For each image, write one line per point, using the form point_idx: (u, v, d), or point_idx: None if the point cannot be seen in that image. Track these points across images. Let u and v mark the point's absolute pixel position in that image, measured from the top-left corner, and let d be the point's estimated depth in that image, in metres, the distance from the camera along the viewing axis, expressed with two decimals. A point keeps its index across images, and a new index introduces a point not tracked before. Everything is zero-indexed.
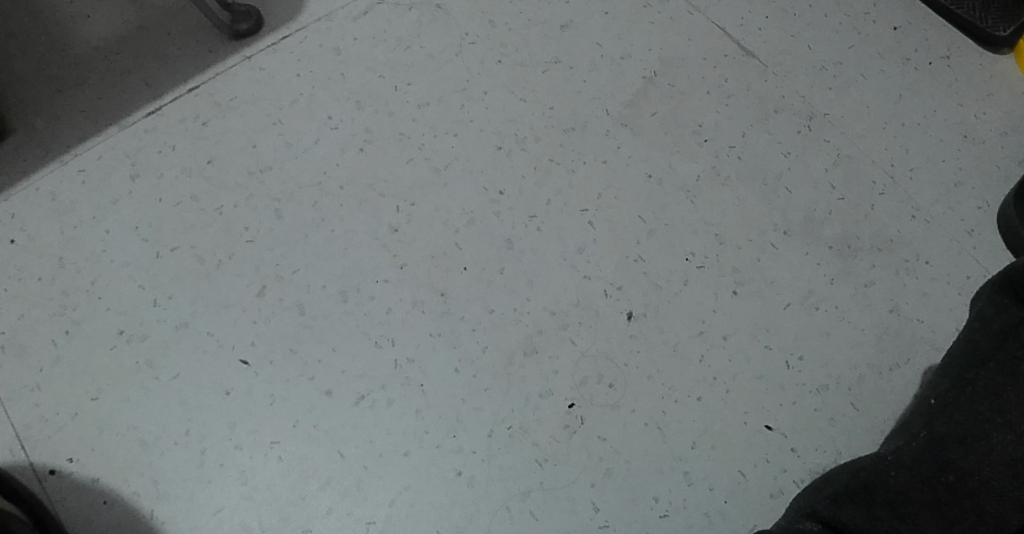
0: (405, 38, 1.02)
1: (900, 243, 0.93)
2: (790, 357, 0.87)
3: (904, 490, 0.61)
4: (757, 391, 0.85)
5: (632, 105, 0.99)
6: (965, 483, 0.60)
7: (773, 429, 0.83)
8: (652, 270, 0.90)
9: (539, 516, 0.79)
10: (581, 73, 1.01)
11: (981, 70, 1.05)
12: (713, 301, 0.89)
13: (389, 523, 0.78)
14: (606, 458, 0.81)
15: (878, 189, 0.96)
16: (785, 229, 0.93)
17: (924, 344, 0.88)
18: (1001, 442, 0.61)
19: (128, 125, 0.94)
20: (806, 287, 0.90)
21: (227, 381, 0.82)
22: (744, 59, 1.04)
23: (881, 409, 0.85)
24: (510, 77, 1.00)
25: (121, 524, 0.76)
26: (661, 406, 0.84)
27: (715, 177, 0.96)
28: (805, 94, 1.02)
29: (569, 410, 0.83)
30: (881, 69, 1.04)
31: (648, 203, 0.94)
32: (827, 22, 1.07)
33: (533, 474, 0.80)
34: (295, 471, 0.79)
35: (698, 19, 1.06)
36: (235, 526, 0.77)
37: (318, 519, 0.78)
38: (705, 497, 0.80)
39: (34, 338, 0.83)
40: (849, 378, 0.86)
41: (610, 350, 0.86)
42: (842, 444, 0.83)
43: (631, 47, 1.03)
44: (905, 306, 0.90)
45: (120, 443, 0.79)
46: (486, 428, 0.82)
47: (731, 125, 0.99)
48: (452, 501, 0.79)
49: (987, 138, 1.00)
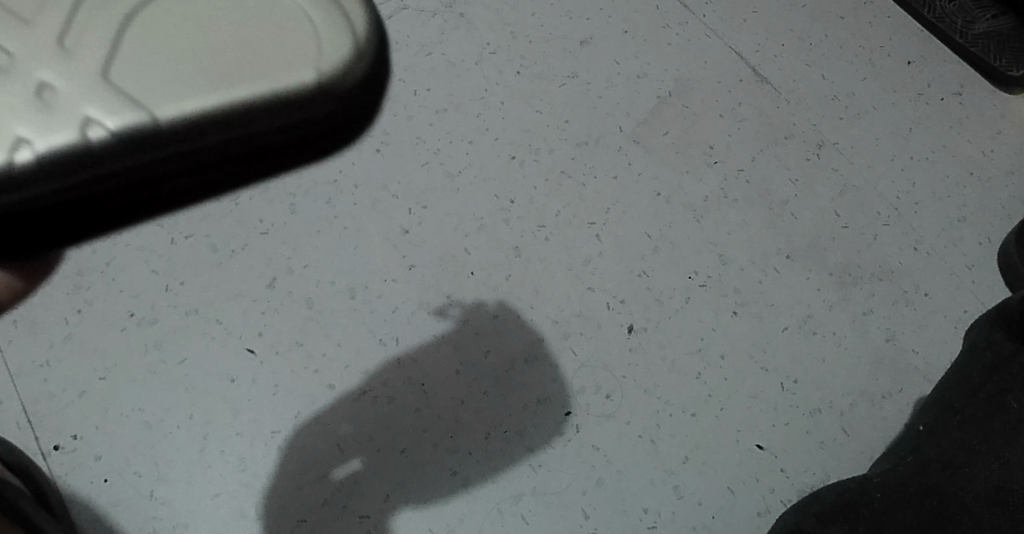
0: (428, 43, 1.03)
1: (900, 274, 0.95)
2: (786, 379, 0.88)
3: (887, 511, 0.65)
4: (752, 411, 0.86)
5: (645, 123, 1.01)
6: (948, 508, 0.62)
7: (764, 449, 0.85)
8: (655, 286, 0.92)
9: (530, 520, 0.80)
10: (598, 89, 1.03)
11: (991, 109, 1.06)
12: (713, 320, 0.90)
13: (382, 518, 0.79)
14: (599, 467, 0.83)
15: (881, 220, 0.98)
16: (787, 254, 0.95)
17: (917, 375, 0.90)
18: (985, 471, 0.63)
19: None
20: (805, 311, 0.92)
21: (233, 368, 0.84)
22: (758, 85, 1.05)
23: (869, 435, 0.87)
24: (529, 89, 1.02)
25: (120, 502, 0.78)
26: (656, 419, 0.85)
27: (723, 199, 0.97)
28: (816, 123, 1.03)
29: (565, 417, 0.85)
30: (892, 103, 1.06)
31: (655, 220, 0.95)
32: (843, 53, 1.09)
33: (527, 478, 0.82)
34: (294, 461, 0.81)
35: (716, 43, 1.08)
36: (231, 511, 0.79)
37: (314, 510, 0.79)
38: (694, 512, 0.82)
39: (47, 316, 0.84)
40: (842, 403, 0.87)
41: (609, 362, 0.87)
42: (830, 467, 0.85)
43: (648, 67, 1.05)
44: (902, 336, 0.91)
45: (125, 422, 0.81)
46: (484, 430, 0.84)
47: (742, 149, 1.01)
48: (446, 500, 0.81)
49: (992, 177, 1.02)
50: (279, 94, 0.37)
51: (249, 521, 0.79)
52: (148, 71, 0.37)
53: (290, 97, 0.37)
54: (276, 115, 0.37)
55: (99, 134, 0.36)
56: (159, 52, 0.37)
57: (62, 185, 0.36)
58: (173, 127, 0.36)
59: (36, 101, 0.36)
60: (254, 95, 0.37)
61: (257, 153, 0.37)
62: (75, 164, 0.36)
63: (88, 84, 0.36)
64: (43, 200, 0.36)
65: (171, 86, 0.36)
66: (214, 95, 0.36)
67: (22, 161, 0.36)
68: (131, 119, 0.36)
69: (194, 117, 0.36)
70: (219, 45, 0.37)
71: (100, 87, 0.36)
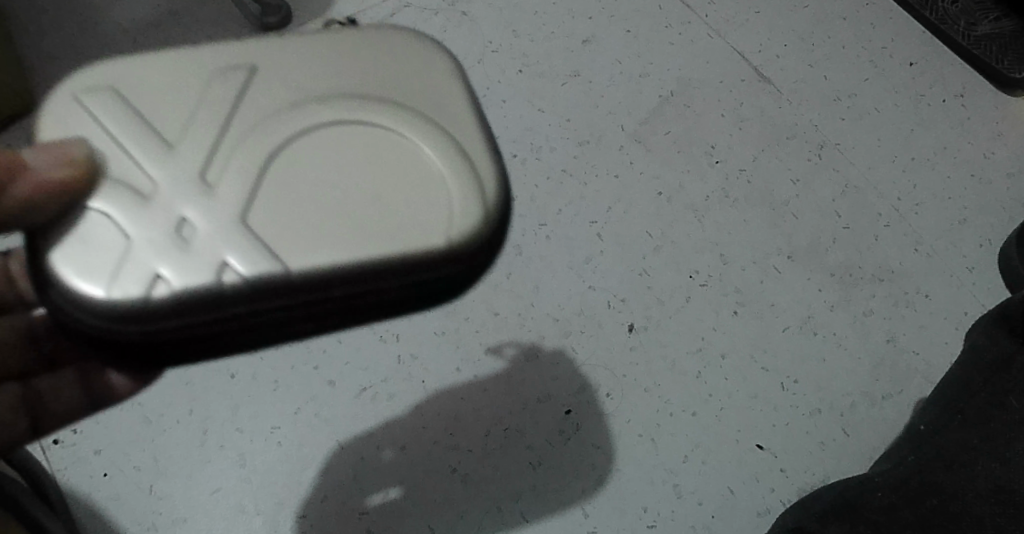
0: (430, 42, 1.04)
1: (900, 275, 0.95)
2: (786, 379, 0.88)
3: (888, 512, 0.66)
4: (752, 411, 0.86)
5: (647, 123, 1.01)
6: (948, 506, 0.63)
7: (764, 448, 0.85)
8: (655, 284, 0.92)
9: (529, 518, 0.80)
10: (600, 88, 1.03)
11: (992, 111, 1.06)
12: (713, 320, 0.90)
13: (381, 515, 0.79)
14: (598, 465, 0.83)
15: (882, 222, 0.98)
16: (788, 254, 0.95)
17: (918, 376, 0.89)
18: (986, 470, 0.63)
19: None
20: (806, 312, 0.92)
21: (233, 364, 0.84)
22: (760, 85, 1.05)
23: (871, 436, 0.86)
24: (531, 87, 1.02)
25: (119, 496, 0.79)
26: (657, 418, 0.85)
27: (724, 199, 0.97)
28: (818, 123, 1.03)
29: (565, 416, 0.85)
30: (894, 104, 1.06)
31: (656, 219, 0.95)
32: (844, 54, 1.09)
33: (526, 476, 0.82)
34: (293, 458, 0.81)
35: (718, 43, 1.08)
36: (230, 507, 0.79)
37: (312, 507, 0.79)
38: (693, 511, 0.82)
39: None
40: (843, 403, 0.87)
41: (609, 361, 0.87)
42: (830, 467, 0.85)
43: (650, 66, 1.05)
44: (903, 337, 0.91)
45: (124, 417, 0.81)
46: (484, 428, 0.83)
47: (743, 149, 1.01)
48: (445, 497, 0.80)
49: (994, 179, 1.02)
50: (402, 260, 0.47)
51: (247, 516, 0.79)
52: (286, 226, 0.47)
53: (403, 255, 0.47)
54: (397, 278, 0.47)
55: (235, 280, 0.46)
56: (296, 211, 0.47)
57: (200, 321, 0.46)
58: (302, 277, 0.46)
59: (190, 248, 0.46)
60: (371, 253, 0.47)
61: (359, 297, 0.47)
62: (214, 302, 0.46)
63: (241, 238, 0.46)
64: (186, 327, 0.46)
65: (313, 245, 0.46)
66: (339, 253, 0.46)
67: (166, 294, 0.45)
68: (269, 269, 0.46)
69: (319, 272, 0.46)
70: (358, 212, 0.47)
71: (243, 236, 0.47)
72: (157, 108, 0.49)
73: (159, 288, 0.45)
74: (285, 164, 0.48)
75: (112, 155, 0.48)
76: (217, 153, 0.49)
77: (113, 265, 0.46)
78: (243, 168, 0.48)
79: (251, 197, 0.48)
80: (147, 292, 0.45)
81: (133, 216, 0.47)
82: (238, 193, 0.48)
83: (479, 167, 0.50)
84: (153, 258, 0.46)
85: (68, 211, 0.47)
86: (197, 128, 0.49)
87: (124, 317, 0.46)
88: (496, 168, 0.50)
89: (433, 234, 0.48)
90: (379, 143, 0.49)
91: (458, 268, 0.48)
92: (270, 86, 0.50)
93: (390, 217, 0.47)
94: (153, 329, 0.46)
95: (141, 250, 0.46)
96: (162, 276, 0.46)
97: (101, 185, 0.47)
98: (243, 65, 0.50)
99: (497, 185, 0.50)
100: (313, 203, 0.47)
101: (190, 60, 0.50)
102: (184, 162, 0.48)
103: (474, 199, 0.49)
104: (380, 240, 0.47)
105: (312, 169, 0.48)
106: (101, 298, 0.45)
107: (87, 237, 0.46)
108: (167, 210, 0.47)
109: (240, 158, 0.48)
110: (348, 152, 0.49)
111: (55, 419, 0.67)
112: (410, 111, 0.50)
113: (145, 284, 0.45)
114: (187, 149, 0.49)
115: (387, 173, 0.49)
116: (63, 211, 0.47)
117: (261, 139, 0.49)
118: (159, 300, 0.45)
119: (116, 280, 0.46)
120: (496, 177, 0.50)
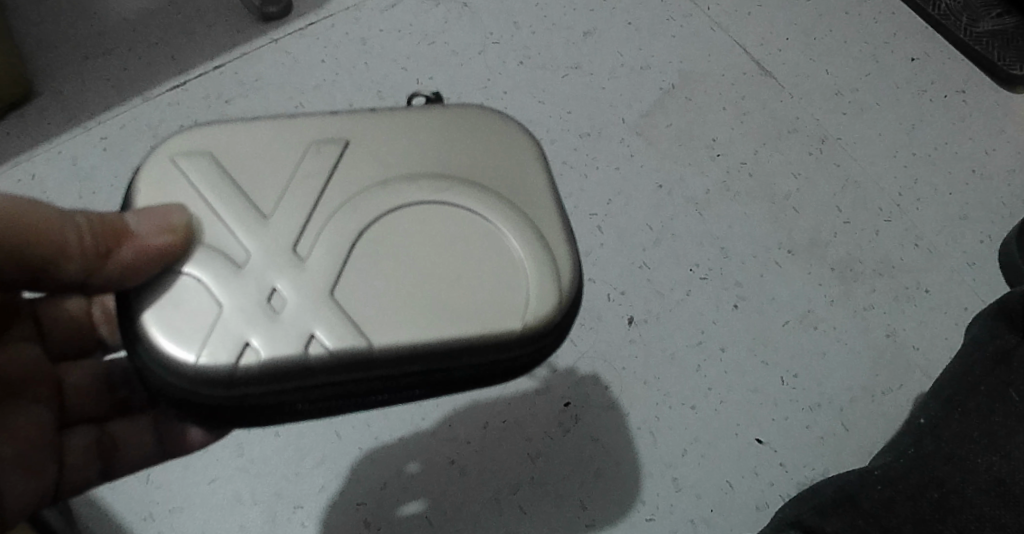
0: (431, 33, 1.04)
1: (901, 270, 0.94)
2: (786, 373, 0.88)
3: (888, 504, 0.65)
4: (751, 404, 0.86)
5: (648, 115, 1.01)
6: (949, 500, 0.63)
7: (763, 442, 0.84)
8: (655, 278, 0.91)
9: (527, 510, 0.80)
10: (601, 80, 1.03)
11: (994, 107, 1.06)
12: (713, 313, 0.90)
13: (378, 506, 0.79)
14: (597, 458, 0.83)
15: (884, 217, 0.97)
16: (789, 248, 0.94)
17: (918, 371, 0.89)
18: (986, 464, 0.64)
19: (150, 97, 0.97)
20: (806, 306, 0.91)
21: None
22: (762, 78, 1.05)
23: (871, 431, 0.86)
24: (531, 79, 1.02)
25: (116, 485, 0.79)
26: (655, 411, 0.85)
27: (725, 192, 0.97)
28: (819, 117, 1.03)
29: (564, 408, 0.84)
30: (895, 100, 1.05)
31: (656, 212, 0.95)
32: (846, 48, 1.09)
33: (525, 468, 0.82)
34: (291, 448, 0.81)
35: (719, 36, 1.08)
36: (228, 496, 0.79)
37: (310, 497, 0.79)
38: (693, 504, 0.81)
39: None
40: (842, 398, 0.87)
41: (609, 354, 0.87)
42: (830, 462, 0.84)
43: (652, 59, 1.05)
44: (903, 332, 0.91)
45: None
46: (483, 419, 0.83)
47: (744, 143, 1.00)
48: (443, 489, 0.80)
49: (995, 174, 1.01)
50: (478, 340, 0.50)
51: (245, 506, 0.78)
52: (371, 300, 0.50)
53: (476, 334, 0.50)
54: (471, 355, 0.50)
55: (322, 352, 0.49)
56: (381, 285, 0.51)
57: (282, 390, 0.49)
58: (384, 351, 0.49)
59: (278, 319, 0.50)
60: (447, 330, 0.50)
61: (434, 373, 0.50)
62: (299, 371, 0.49)
63: (328, 310, 0.50)
64: (269, 395, 0.49)
65: (394, 322, 0.50)
66: (419, 330, 0.50)
67: (255, 363, 0.48)
68: (353, 344, 0.49)
69: (400, 348, 0.49)
70: (442, 292, 0.50)
71: (331, 310, 0.50)
72: (254, 181, 0.53)
73: (248, 356, 0.48)
74: (372, 242, 0.52)
75: (208, 225, 0.52)
76: (308, 229, 0.52)
77: (206, 330, 0.49)
78: (332, 243, 0.52)
79: (339, 273, 0.51)
80: (235, 359, 0.48)
81: (226, 285, 0.50)
82: (327, 267, 0.51)
83: (557, 259, 0.53)
84: (245, 326, 0.49)
85: (167, 276, 0.51)
86: (289, 203, 0.53)
87: (212, 381, 0.48)
88: (571, 255, 0.54)
89: (509, 318, 0.51)
90: (459, 223, 0.53)
91: (529, 351, 0.52)
92: (361, 164, 0.54)
93: (467, 297, 0.51)
94: (238, 394, 0.49)
95: (232, 318, 0.49)
96: (252, 344, 0.49)
97: (198, 253, 0.51)
98: (337, 143, 0.54)
99: (571, 272, 0.53)
100: (397, 279, 0.51)
101: (288, 136, 0.54)
102: (276, 235, 0.52)
103: (549, 287, 0.52)
104: (459, 321, 0.50)
105: (396, 245, 0.52)
106: (191, 363, 0.48)
107: (181, 302, 0.50)
108: (259, 281, 0.51)
109: (330, 234, 0.52)
110: (432, 232, 0.52)
111: (129, 463, 0.68)
112: (495, 196, 0.54)
113: (236, 351, 0.49)
114: (280, 222, 0.52)
115: (468, 254, 0.52)
116: (161, 276, 0.51)
117: (352, 215, 0.52)
118: (247, 368, 0.48)
119: (207, 344, 0.49)
120: (572, 271, 0.53)
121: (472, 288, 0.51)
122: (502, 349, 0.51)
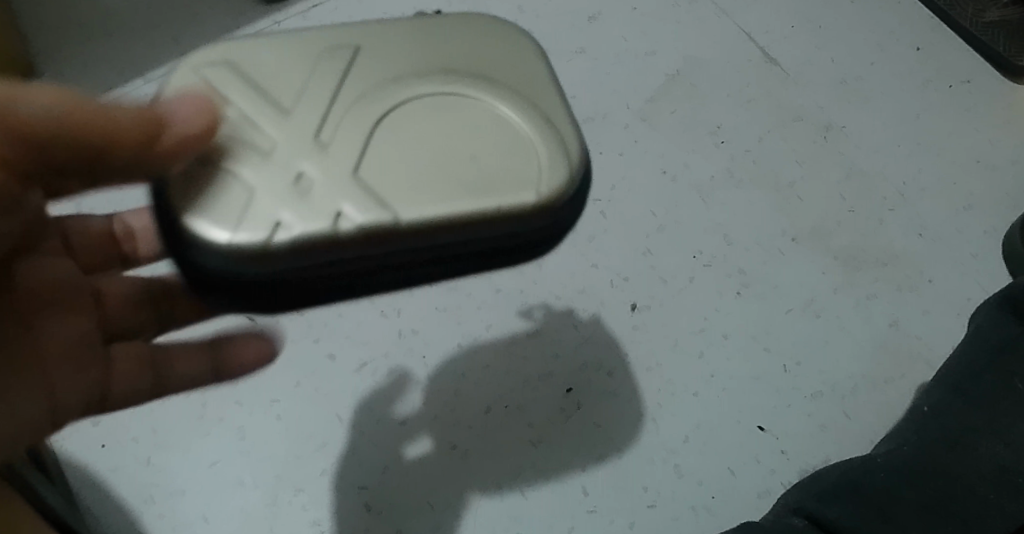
0: (435, 17, 1.03)
1: (905, 259, 0.94)
2: (789, 361, 0.88)
3: (893, 491, 0.64)
4: (753, 392, 0.86)
5: (653, 101, 1.00)
6: (955, 487, 0.64)
7: (765, 430, 0.84)
8: (659, 264, 0.91)
9: (529, 495, 0.80)
10: (606, 66, 1.02)
11: (999, 97, 1.05)
12: (717, 300, 0.90)
13: (380, 490, 0.79)
14: (599, 444, 0.82)
15: (887, 205, 0.97)
16: (793, 235, 0.94)
17: (921, 360, 0.89)
18: (990, 452, 0.65)
19: (152, 78, 0.96)
20: (809, 294, 0.91)
21: None
22: (767, 65, 1.05)
23: (872, 419, 0.86)
24: None
25: (116, 468, 0.78)
26: (658, 397, 0.85)
27: (730, 179, 0.96)
28: (824, 105, 1.03)
29: (567, 394, 0.84)
30: (900, 89, 1.05)
31: (661, 198, 0.95)
32: (852, 37, 1.08)
33: (527, 453, 0.81)
34: (293, 432, 0.81)
35: (724, 23, 1.07)
36: (228, 479, 0.78)
37: (312, 480, 0.79)
38: (694, 491, 0.81)
39: None
40: (844, 386, 0.87)
41: (612, 340, 0.87)
42: (831, 450, 0.84)
43: (657, 45, 1.04)
44: (905, 321, 0.91)
45: None
46: (485, 404, 0.83)
47: (749, 129, 1.00)
48: (444, 473, 0.80)
49: (999, 165, 1.01)
50: (498, 215, 0.48)
51: (246, 489, 0.78)
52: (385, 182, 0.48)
53: (495, 214, 0.48)
54: (490, 230, 0.48)
55: (340, 229, 0.47)
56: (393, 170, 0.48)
57: (303, 270, 0.47)
58: (404, 228, 0.47)
59: (295, 196, 0.47)
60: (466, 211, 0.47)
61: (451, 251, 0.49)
62: (319, 247, 0.47)
63: (343, 189, 0.47)
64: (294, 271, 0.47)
65: (414, 197, 0.47)
66: (438, 208, 0.47)
67: (276, 241, 0.46)
68: (373, 217, 0.47)
69: (419, 223, 0.47)
70: (458, 174, 0.48)
71: (344, 190, 0.47)
72: (267, 74, 0.50)
73: (273, 234, 0.46)
74: (383, 130, 0.49)
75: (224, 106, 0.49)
76: (315, 116, 0.49)
77: (232, 211, 0.46)
78: (343, 130, 0.49)
79: (351, 158, 0.48)
80: (265, 236, 0.46)
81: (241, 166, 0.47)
82: (338, 153, 0.48)
83: (565, 140, 0.50)
84: (270, 206, 0.47)
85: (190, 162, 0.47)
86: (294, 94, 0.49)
87: (243, 257, 0.46)
88: (578, 136, 0.51)
89: (525, 192, 0.48)
90: (469, 109, 0.50)
91: (545, 224, 0.50)
92: (362, 61, 0.51)
93: (485, 179, 0.48)
94: (267, 271, 0.47)
95: (254, 197, 0.47)
96: (275, 222, 0.46)
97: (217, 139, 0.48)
98: (335, 41, 0.51)
99: (580, 150, 0.51)
100: (410, 162, 0.48)
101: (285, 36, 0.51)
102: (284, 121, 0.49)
103: (561, 163, 0.50)
104: (479, 199, 0.48)
105: (408, 133, 0.49)
106: (223, 239, 0.46)
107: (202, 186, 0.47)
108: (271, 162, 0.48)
109: (340, 124, 0.49)
110: (444, 120, 0.50)
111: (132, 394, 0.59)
112: (500, 86, 0.51)
113: (263, 230, 0.46)
114: (285, 112, 0.49)
115: (483, 137, 0.49)
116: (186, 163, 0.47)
117: (358, 105, 0.50)
118: (276, 241, 0.46)
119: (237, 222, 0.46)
120: (581, 151, 0.51)
121: (490, 166, 0.49)
122: (523, 223, 0.49)
